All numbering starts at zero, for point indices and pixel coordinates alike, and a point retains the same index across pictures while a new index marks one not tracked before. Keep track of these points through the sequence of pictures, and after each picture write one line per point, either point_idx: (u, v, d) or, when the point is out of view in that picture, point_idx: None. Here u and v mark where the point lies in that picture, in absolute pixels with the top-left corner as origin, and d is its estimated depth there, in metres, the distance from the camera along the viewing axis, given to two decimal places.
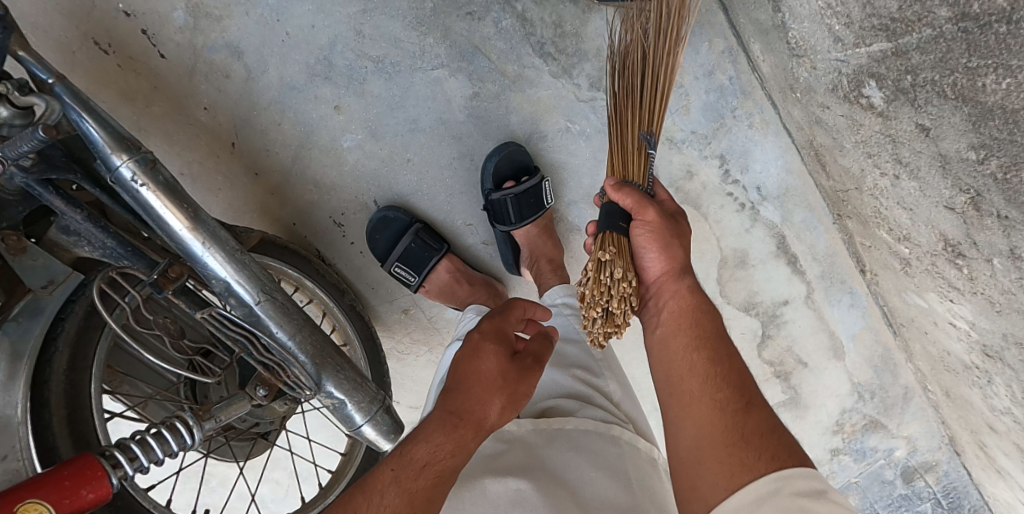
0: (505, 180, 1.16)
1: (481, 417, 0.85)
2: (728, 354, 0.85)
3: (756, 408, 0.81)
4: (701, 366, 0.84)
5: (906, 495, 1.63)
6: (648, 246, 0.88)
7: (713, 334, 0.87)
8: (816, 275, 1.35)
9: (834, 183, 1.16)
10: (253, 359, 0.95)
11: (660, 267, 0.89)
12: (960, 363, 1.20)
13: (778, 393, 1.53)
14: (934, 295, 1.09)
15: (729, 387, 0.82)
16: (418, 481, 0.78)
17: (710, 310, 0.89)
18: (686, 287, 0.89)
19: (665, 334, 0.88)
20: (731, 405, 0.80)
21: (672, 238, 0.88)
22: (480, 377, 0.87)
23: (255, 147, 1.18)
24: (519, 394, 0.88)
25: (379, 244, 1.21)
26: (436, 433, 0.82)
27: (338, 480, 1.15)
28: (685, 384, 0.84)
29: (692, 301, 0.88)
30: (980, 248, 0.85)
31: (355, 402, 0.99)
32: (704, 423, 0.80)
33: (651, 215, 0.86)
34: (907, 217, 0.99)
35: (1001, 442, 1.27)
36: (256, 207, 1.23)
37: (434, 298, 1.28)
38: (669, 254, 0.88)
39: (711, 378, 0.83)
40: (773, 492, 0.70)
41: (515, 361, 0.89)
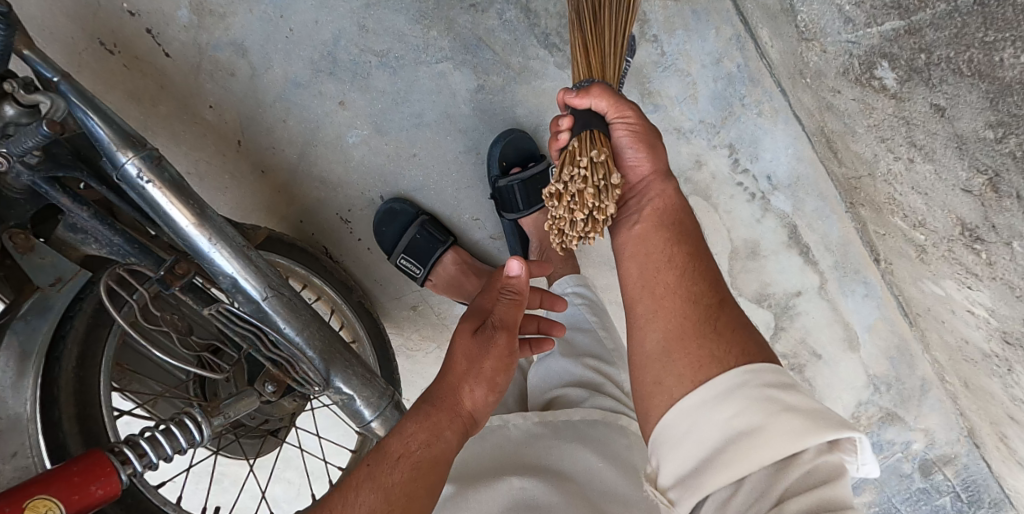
0: (512, 165, 1.15)
1: (454, 402, 0.84)
2: (703, 255, 0.81)
3: (728, 305, 0.76)
4: (677, 258, 0.79)
5: (925, 488, 1.62)
6: (632, 146, 0.85)
7: (689, 233, 0.82)
8: (829, 265, 1.33)
9: (846, 171, 1.14)
10: (262, 355, 0.94)
11: (646, 167, 0.85)
12: (979, 352, 1.18)
13: (793, 387, 1.51)
14: (952, 282, 1.07)
15: (702, 282, 0.78)
16: (393, 473, 0.74)
17: (688, 212, 0.85)
18: (670, 188, 0.85)
19: (643, 231, 0.83)
20: (703, 299, 0.76)
21: (656, 139, 0.86)
22: (448, 369, 0.88)
23: (261, 144, 1.18)
24: (489, 373, 0.87)
25: (386, 237, 1.21)
26: (409, 424, 0.81)
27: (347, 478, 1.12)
28: (659, 276, 0.79)
29: (674, 200, 0.84)
30: (999, 231, 0.83)
31: (364, 397, 0.98)
32: (674, 317, 0.75)
33: (633, 114, 0.84)
34: (922, 202, 0.97)
35: (1022, 433, 1.25)
36: (263, 205, 1.23)
37: (441, 292, 1.27)
38: (653, 154, 0.85)
39: (685, 272, 0.78)
40: (741, 386, 0.67)
41: (481, 337, 0.89)
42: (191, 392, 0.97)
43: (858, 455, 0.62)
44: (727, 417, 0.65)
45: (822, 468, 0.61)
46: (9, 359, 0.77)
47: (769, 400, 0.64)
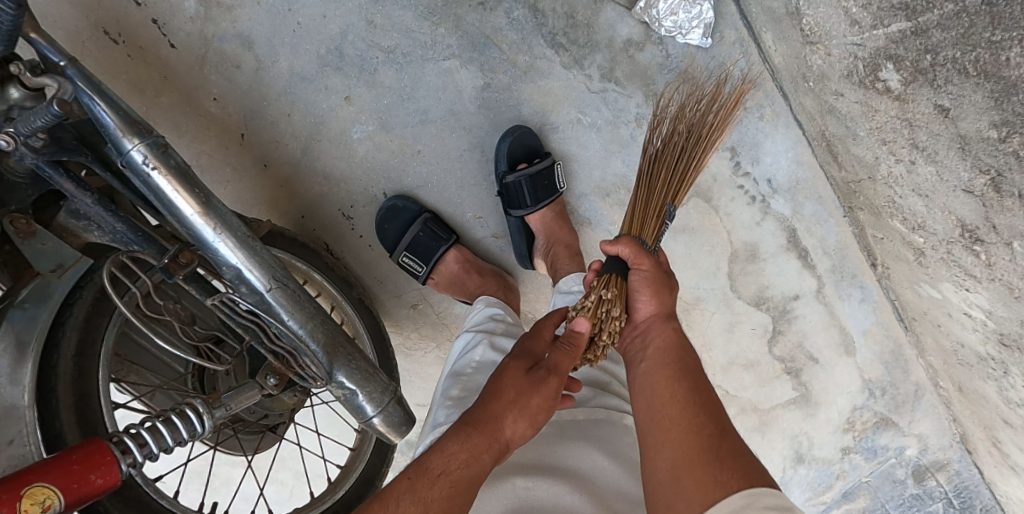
0: (516, 162, 1.15)
1: (497, 429, 0.84)
2: (706, 389, 0.87)
3: (731, 435, 0.81)
4: (681, 392, 0.85)
5: (917, 494, 1.63)
6: (643, 293, 0.92)
7: (692, 370, 0.88)
8: (826, 269, 1.35)
9: (846, 174, 1.15)
10: (264, 347, 0.93)
11: (652, 310, 0.93)
12: (974, 355, 1.20)
13: (789, 391, 1.51)
14: (949, 285, 1.09)
15: (705, 414, 0.83)
16: (432, 490, 0.78)
17: (690, 348, 0.91)
18: (671, 327, 0.92)
19: (648, 367, 0.90)
20: (707, 429, 0.81)
21: (666, 288, 0.93)
22: (498, 392, 0.86)
23: (264, 138, 1.18)
24: (534, 409, 0.86)
25: (388, 235, 1.21)
26: (451, 443, 0.82)
27: (346, 476, 1.10)
28: (664, 411, 0.84)
29: (675, 339, 0.91)
30: (1000, 232, 0.85)
31: (366, 393, 0.97)
32: (678, 446, 0.80)
33: (648, 264, 0.92)
34: (922, 204, 0.98)
35: (1015, 436, 1.27)
36: (264, 199, 1.22)
37: (443, 291, 1.27)
38: (661, 301, 0.93)
39: (687, 405, 0.84)
40: (745, 507, 0.71)
41: (531, 374, 0.87)
42: (189, 385, 0.96)
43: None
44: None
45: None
46: (6, 347, 0.76)
47: None
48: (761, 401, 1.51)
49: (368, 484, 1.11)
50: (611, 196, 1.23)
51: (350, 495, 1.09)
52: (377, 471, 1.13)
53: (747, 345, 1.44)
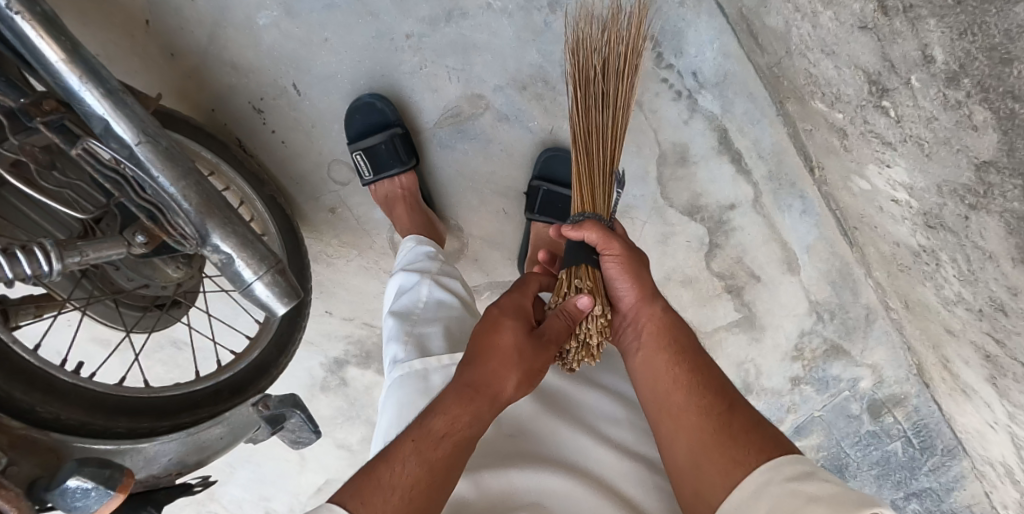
0: (552, 176, 1.23)
1: (496, 390, 0.84)
2: (706, 365, 0.87)
3: (738, 406, 0.83)
4: (683, 377, 0.86)
5: (874, 432, 1.56)
6: (620, 277, 0.91)
7: (688, 349, 0.89)
8: (763, 176, 1.28)
9: (768, 58, 1.10)
10: (135, 205, 0.91)
11: (633, 294, 0.91)
12: (910, 254, 1.12)
13: (732, 312, 1.45)
14: (873, 167, 1.02)
15: (713, 395, 0.84)
16: (436, 451, 0.78)
17: (683, 325, 0.91)
18: (660, 308, 0.91)
19: (644, 355, 0.90)
20: (714, 408, 0.82)
21: (643, 268, 0.92)
22: (497, 351, 0.85)
23: (169, 25, 1.16)
24: (537, 372, 0.86)
25: (354, 127, 1.20)
26: (452, 402, 0.81)
27: (238, 360, 1.06)
28: (673, 400, 0.85)
29: (667, 320, 0.91)
30: (898, 70, 0.79)
31: (244, 258, 0.92)
32: (698, 429, 0.81)
33: (618, 248, 0.89)
34: (831, 66, 0.93)
35: (960, 349, 1.19)
36: (177, 91, 1.21)
37: (375, 200, 1.26)
38: (638, 281, 0.91)
39: (694, 387, 0.85)
40: (766, 481, 0.71)
41: (534, 340, 0.86)
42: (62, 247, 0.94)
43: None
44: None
45: None
46: None
47: (792, 494, 0.67)
48: (702, 322, 1.46)
49: (261, 370, 1.07)
50: (528, 89, 1.19)
51: (238, 378, 1.04)
52: (275, 361, 1.09)
53: (683, 260, 1.39)
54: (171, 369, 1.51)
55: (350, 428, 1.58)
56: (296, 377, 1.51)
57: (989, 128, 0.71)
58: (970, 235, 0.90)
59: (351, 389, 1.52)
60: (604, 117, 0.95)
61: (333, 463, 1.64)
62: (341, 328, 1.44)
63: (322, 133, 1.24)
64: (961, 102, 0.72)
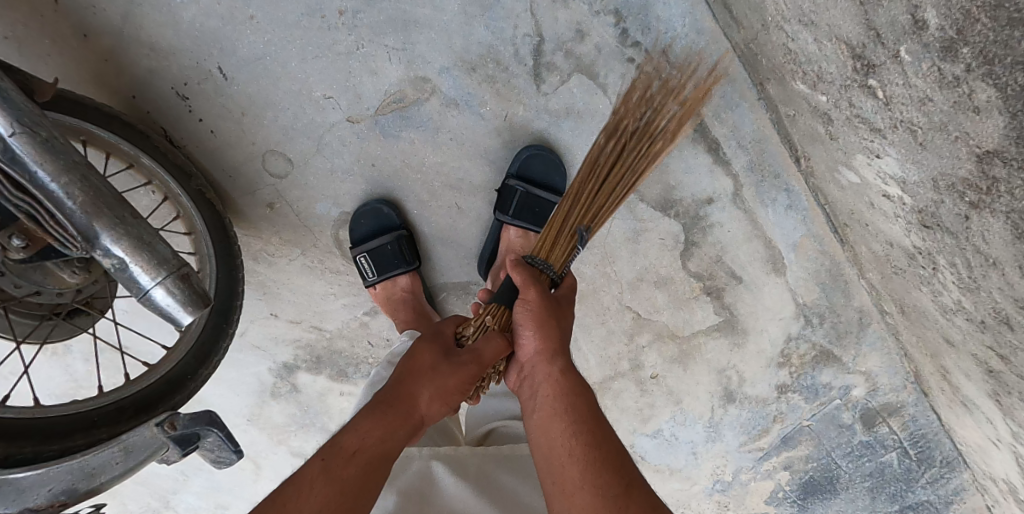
0: (530, 177, 1.12)
1: (411, 406, 0.85)
2: (604, 436, 0.82)
3: (635, 486, 0.78)
4: (579, 450, 0.80)
5: (867, 443, 1.45)
6: (526, 327, 0.88)
7: (589, 415, 0.83)
8: (743, 167, 1.16)
9: (744, 33, 0.97)
10: (11, 204, 0.80)
11: (535, 346, 0.88)
12: (904, 256, 1.00)
13: (712, 315, 1.32)
14: (862, 157, 0.89)
15: (609, 470, 0.78)
16: (345, 468, 0.77)
17: (588, 391, 0.87)
18: (559, 370, 0.87)
19: (541, 418, 0.85)
20: (611, 488, 0.77)
21: (560, 330, 0.89)
22: (411, 368, 0.88)
23: (79, 1, 1.03)
24: (451, 389, 0.87)
25: (359, 230, 1.17)
26: (366, 420, 0.82)
27: (148, 374, 0.95)
28: (566, 471, 0.79)
29: (569, 384, 0.86)
30: (885, 40, 0.66)
31: (138, 262, 0.82)
32: (588, 513, 0.76)
33: (534, 295, 0.88)
34: (812, 39, 0.80)
35: (960, 360, 1.07)
36: (89, 75, 1.08)
37: (376, 301, 1.23)
38: (544, 333, 0.88)
39: (589, 459, 0.79)
40: None
41: (448, 360, 0.89)
42: None
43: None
44: None
45: None
46: None
47: None
48: (679, 326, 1.33)
49: (174, 385, 0.96)
50: (478, 71, 1.07)
51: (146, 394, 0.93)
52: (193, 372, 0.98)
53: (656, 259, 1.25)
54: (112, 374, 1.35)
55: (306, 435, 1.43)
56: (244, 384, 1.37)
57: (993, 111, 0.58)
58: (970, 238, 0.77)
59: (303, 395, 1.38)
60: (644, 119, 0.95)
61: (290, 472, 1.48)
62: (286, 332, 1.31)
63: (254, 121, 1.11)
64: (959, 78, 0.59)
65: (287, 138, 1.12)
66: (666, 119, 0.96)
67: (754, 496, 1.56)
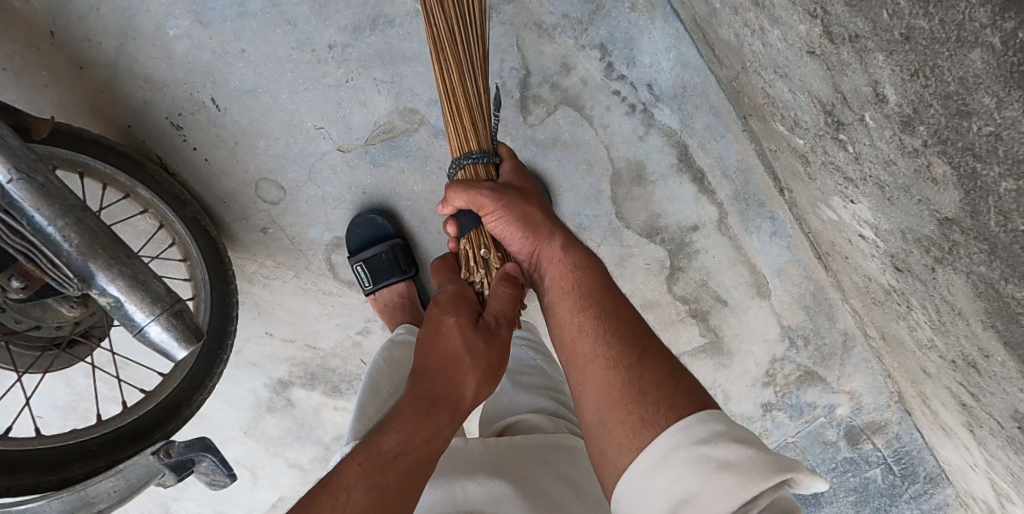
0: None
1: (454, 397, 0.77)
2: (615, 306, 0.78)
3: (651, 352, 0.73)
4: (589, 326, 0.76)
5: (852, 459, 1.47)
6: (509, 231, 0.83)
7: (598, 290, 0.79)
8: (728, 196, 1.17)
9: (727, 71, 0.98)
10: (10, 246, 0.83)
11: (526, 246, 0.84)
12: (882, 290, 1.01)
13: (697, 337, 1.35)
14: (838, 199, 0.91)
15: (621, 338, 0.74)
16: (388, 475, 0.69)
17: (589, 265, 0.81)
18: (559, 246, 0.82)
19: (552, 301, 0.81)
20: (624, 358, 0.73)
21: (530, 209, 0.83)
22: (447, 355, 0.78)
23: (75, 36, 1.05)
24: (491, 367, 0.80)
25: (353, 239, 1.17)
26: (405, 417, 0.73)
27: (146, 401, 0.99)
28: (581, 349, 0.75)
29: (572, 259, 0.81)
30: (851, 104, 0.67)
31: (134, 300, 0.85)
32: (606, 385, 0.72)
33: (492, 206, 0.81)
34: (787, 89, 0.81)
35: (937, 390, 1.09)
36: (86, 106, 1.10)
37: (376, 311, 1.22)
38: (526, 230, 0.82)
39: (603, 331, 0.75)
40: (676, 447, 0.63)
41: (479, 328, 0.80)
42: None
43: (804, 482, 0.60)
44: (667, 486, 0.61)
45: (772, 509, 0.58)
46: None
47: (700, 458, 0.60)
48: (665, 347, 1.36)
49: (170, 412, 0.99)
50: None
51: (143, 423, 0.97)
52: (189, 398, 1.01)
53: (643, 282, 1.28)
54: (112, 390, 1.39)
55: (302, 448, 1.48)
56: (241, 398, 1.41)
57: (949, 184, 0.60)
58: (938, 288, 0.79)
59: (298, 409, 1.42)
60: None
61: (286, 482, 1.53)
62: (281, 350, 1.35)
63: (247, 150, 1.13)
64: (919, 150, 0.60)
65: (279, 167, 1.15)
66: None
67: None
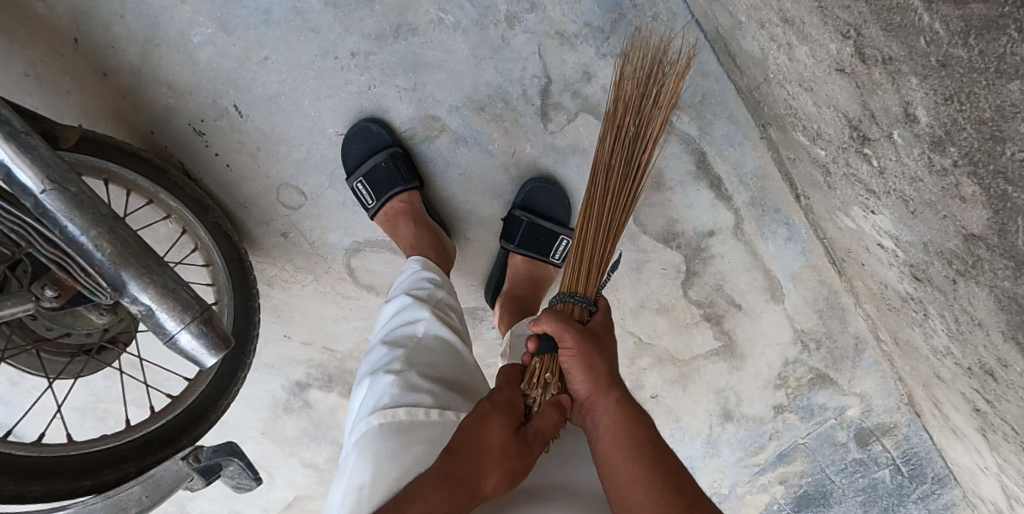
0: (535, 208, 1.15)
1: (479, 489, 0.72)
2: (670, 460, 0.74)
3: (702, 510, 0.71)
4: (642, 473, 0.72)
5: (861, 460, 1.49)
6: (577, 369, 0.79)
7: (655, 442, 0.75)
8: (744, 202, 1.18)
9: (748, 81, 0.99)
10: (44, 256, 0.84)
11: (590, 386, 0.79)
12: (898, 297, 1.03)
13: (711, 340, 1.36)
14: (858, 209, 0.92)
15: (674, 493, 0.71)
16: None
17: (648, 423, 0.77)
18: (617, 399, 0.78)
19: (601, 445, 0.76)
20: (677, 511, 0.69)
21: (604, 359, 0.80)
22: (482, 448, 0.73)
23: (100, 43, 1.05)
24: (521, 475, 0.75)
25: (351, 154, 1.11)
26: (429, 496, 0.69)
27: (173, 405, 1.00)
28: (630, 496, 0.72)
29: (627, 412, 0.77)
30: (879, 121, 0.68)
31: (164, 309, 0.86)
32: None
33: (572, 341, 0.79)
34: (812, 103, 0.82)
35: (950, 394, 1.11)
36: (109, 112, 1.11)
37: (380, 227, 1.17)
38: (596, 370, 0.79)
39: (655, 484, 0.71)
40: None
41: (520, 438, 0.76)
42: None
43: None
44: None
45: None
46: None
47: None
48: (680, 350, 1.38)
49: (197, 416, 1.00)
50: (486, 110, 1.10)
51: (172, 427, 0.98)
52: (214, 403, 1.02)
53: (659, 287, 1.29)
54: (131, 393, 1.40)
55: (317, 448, 1.49)
56: (258, 400, 1.42)
57: (978, 203, 0.61)
58: (958, 299, 0.81)
59: (315, 411, 1.44)
60: (635, 134, 0.89)
61: (301, 481, 1.54)
62: (299, 353, 1.36)
63: (268, 156, 1.14)
64: (948, 169, 0.62)
65: (301, 173, 1.16)
66: (648, 138, 0.90)
67: (749, 508, 1.62)
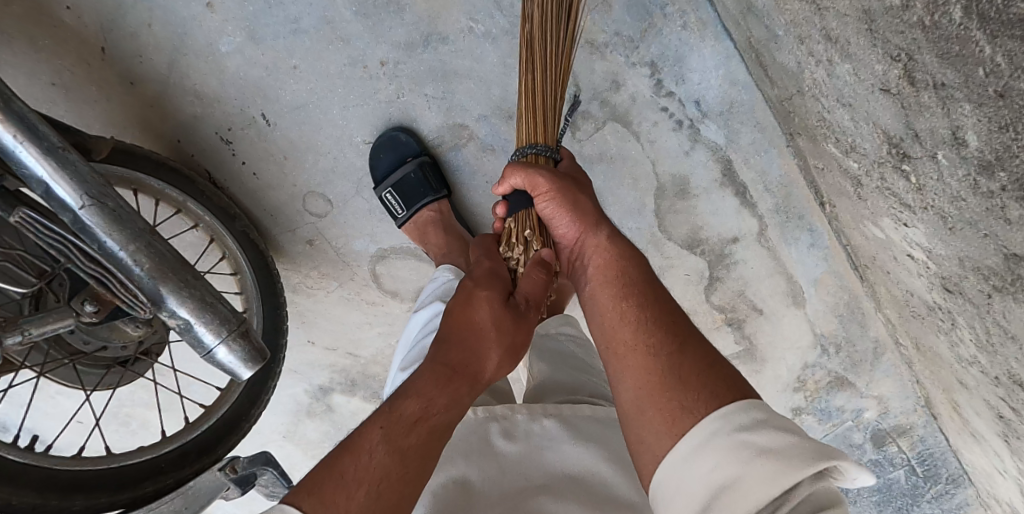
0: None
1: (476, 370, 0.81)
2: (656, 295, 0.78)
3: (693, 340, 0.73)
4: (630, 312, 0.77)
5: (876, 460, 1.51)
6: (557, 214, 0.85)
7: (639, 281, 0.79)
8: (769, 209, 1.19)
9: (778, 91, 0.99)
10: (83, 271, 0.84)
11: (574, 230, 0.85)
12: (924, 306, 1.04)
13: (732, 344, 1.40)
14: (889, 221, 0.93)
15: (662, 326, 0.75)
16: (409, 437, 0.71)
17: (637, 257, 0.82)
18: (605, 237, 0.83)
19: (592, 289, 0.82)
20: (666, 345, 0.72)
21: (581, 197, 0.85)
22: (476, 327, 0.82)
23: (127, 52, 1.05)
24: (515, 345, 0.85)
25: (379, 164, 1.11)
26: (428, 382, 0.76)
27: (207, 416, 1.01)
28: (619, 334, 0.76)
29: (613, 250, 0.82)
30: (923, 142, 0.69)
31: (203, 323, 0.86)
32: (642, 370, 0.72)
33: (545, 187, 0.82)
34: (849, 118, 0.82)
35: (971, 400, 1.12)
36: (137, 121, 1.11)
37: (408, 236, 1.18)
38: (575, 214, 0.84)
39: (642, 318, 0.76)
40: (715, 435, 0.63)
41: (510, 307, 0.85)
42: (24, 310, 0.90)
43: (849, 472, 0.59)
44: (706, 471, 0.61)
45: (814, 497, 0.58)
46: None
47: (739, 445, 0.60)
48: None
49: (231, 427, 1.01)
50: (515, 119, 1.10)
51: (207, 437, 0.99)
52: (247, 414, 1.03)
53: (682, 292, 1.32)
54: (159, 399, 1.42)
55: None
56: (281, 404, 1.43)
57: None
58: (991, 312, 0.82)
59: (338, 414, 1.45)
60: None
61: None
62: (323, 358, 1.37)
63: (295, 164, 1.14)
64: (994, 192, 0.62)
65: (327, 181, 1.16)
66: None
67: None
